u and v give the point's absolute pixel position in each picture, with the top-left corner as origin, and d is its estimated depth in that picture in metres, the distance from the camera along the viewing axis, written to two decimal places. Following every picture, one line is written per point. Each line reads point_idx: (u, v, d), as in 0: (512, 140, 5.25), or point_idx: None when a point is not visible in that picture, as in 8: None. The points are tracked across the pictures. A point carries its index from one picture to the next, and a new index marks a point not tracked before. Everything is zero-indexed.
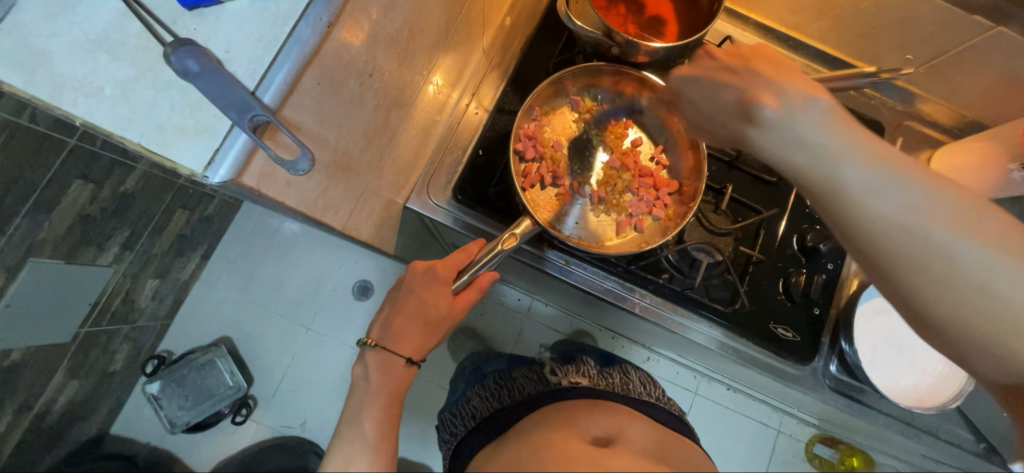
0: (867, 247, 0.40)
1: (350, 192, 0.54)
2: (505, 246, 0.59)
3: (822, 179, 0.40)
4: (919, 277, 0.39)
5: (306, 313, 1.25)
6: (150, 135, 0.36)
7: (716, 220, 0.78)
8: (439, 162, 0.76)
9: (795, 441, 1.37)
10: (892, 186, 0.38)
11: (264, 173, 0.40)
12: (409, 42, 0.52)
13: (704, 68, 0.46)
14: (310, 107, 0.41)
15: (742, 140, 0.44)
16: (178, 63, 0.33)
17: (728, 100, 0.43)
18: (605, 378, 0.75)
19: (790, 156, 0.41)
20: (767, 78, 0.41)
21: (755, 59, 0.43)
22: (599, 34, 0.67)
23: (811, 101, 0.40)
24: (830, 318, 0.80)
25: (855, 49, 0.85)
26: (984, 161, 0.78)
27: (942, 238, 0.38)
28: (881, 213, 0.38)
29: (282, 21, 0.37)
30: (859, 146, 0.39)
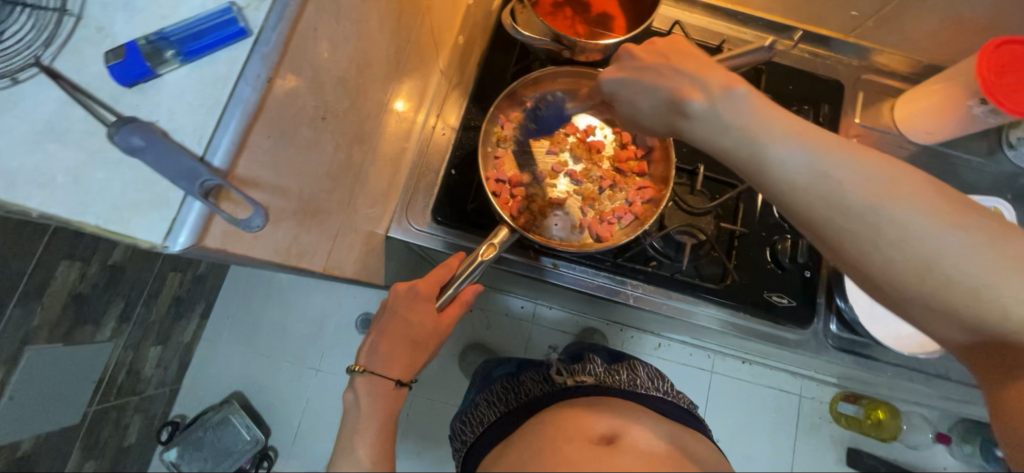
0: (795, 214, 0.42)
1: (325, 233, 0.55)
2: (486, 258, 0.59)
3: (749, 159, 0.42)
4: (856, 240, 0.40)
5: (314, 355, 1.25)
6: (108, 214, 0.36)
7: (694, 200, 0.78)
8: (415, 187, 0.77)
9: (819, 403, 1.37)
10: (813, 156, 0.40)
11: (229, 233, 0.40)
12: (359, 79, 0.53)
13: (630, 69, 0.47)
14: (266, 161, 0.41)
15: (681, 134, 0.46)
16: (123, 141, 0.34)
17: (660, 99, 0.45)
18: (611, 375, 0.75)
19: (720, 142, 0.43)
20: (693, 74, 0.43)
21: (674, 56, 0.45)
22: (548, 40, 0.69)
23: (731, 90, 0.42)
24: (822, 278, 0.81)
25: (801, 14, 0.87)
26: (946, 103, 0.80)
27: (860, 204, 0.39)
28: (809, 188, 0.40)
29: (222, 83, 0.38)
30: (781, 127, 0.41)
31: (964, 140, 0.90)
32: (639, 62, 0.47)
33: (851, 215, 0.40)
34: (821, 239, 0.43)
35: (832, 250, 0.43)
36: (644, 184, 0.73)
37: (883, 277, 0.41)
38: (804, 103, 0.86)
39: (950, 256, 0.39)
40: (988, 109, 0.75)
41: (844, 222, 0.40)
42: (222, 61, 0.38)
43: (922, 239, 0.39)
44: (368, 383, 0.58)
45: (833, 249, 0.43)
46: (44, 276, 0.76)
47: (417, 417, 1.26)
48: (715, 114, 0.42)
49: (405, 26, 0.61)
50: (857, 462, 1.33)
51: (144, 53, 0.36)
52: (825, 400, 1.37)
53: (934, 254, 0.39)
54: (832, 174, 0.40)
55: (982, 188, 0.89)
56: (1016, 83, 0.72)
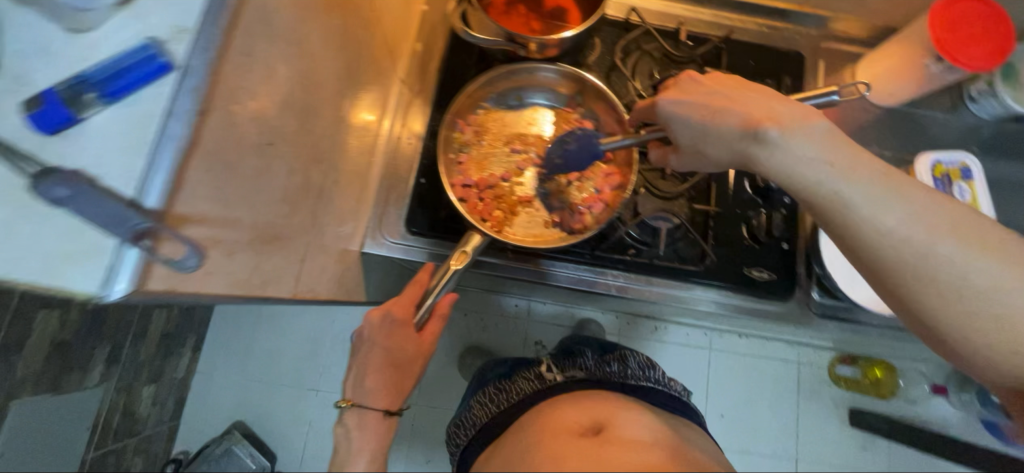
0: (860, 250, 0.46)
1: (291, 258, 0.54)
2: (459, 266, 0.59)
3: (828, 196, 0.46)
4: (925, 281, 0.44)
5: (313, 375, 1.24)
6: (46, 269, 0.35)
7: (666, 185, 0.78)
8: (386, 200, 0.77)
9: (817, 369, 1.40)
10: (888, 198, 0.45)
11: (174, 276, 0.39)
12: (308, 99, 0.52)
13: (702, 98, 0.52)
14: (209, 195, 0.40)
15: (750, 163, 0.49)
16: (45, 193, 0.31)
17: (735, 127, 0.49)
18: (603, 367, 0.76)
19: (802, 175, 0.46)
20: (766, 104, 0.48)
21: (744, 92, 0.51)
22: (502, 40, 0.69)
23: (809, 124, 0.46)
24: (799, 249, 0.82)
25: None
26: (905, 63, 0.81)
27: (929, 243, 0.44)
28: (887, 227, 0.44)
29: (146, 123, 0.37)
30: (859, 167, 0.45)
31: (928, 99, 0.91)
32: (709, 95, 0.52)
33: (915, 253, 0.44)
34: (876, 275, 0.47)
35: (884, 284, 0.47)
36: (611, 171, 0.72)
37: (932, 312, 0.45)
38: (766, 77, 0.86)
39: (994, 292, 0.44)
40: (944, 66, 0.76)
41: (906, 258, 0.44)
42: (146, 101, 0.37)
43: (973, 275, 0.44)
44: (357, 414, 0.57)
45: (886, 285, 0.47)
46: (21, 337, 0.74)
47: (422, 427, 1.26)
48: (795, 143, 0.46)
49: (353, 43, 0.60)
50: (859, 421, 1.35)
51: (63, 99, 0.35)
52: (822, 365, 1.41)
53: (981, 289, 0.44)
54: (903, 213, 0.44)
55: (948, 144, 0.90)
56: (970, 37, 0.72)
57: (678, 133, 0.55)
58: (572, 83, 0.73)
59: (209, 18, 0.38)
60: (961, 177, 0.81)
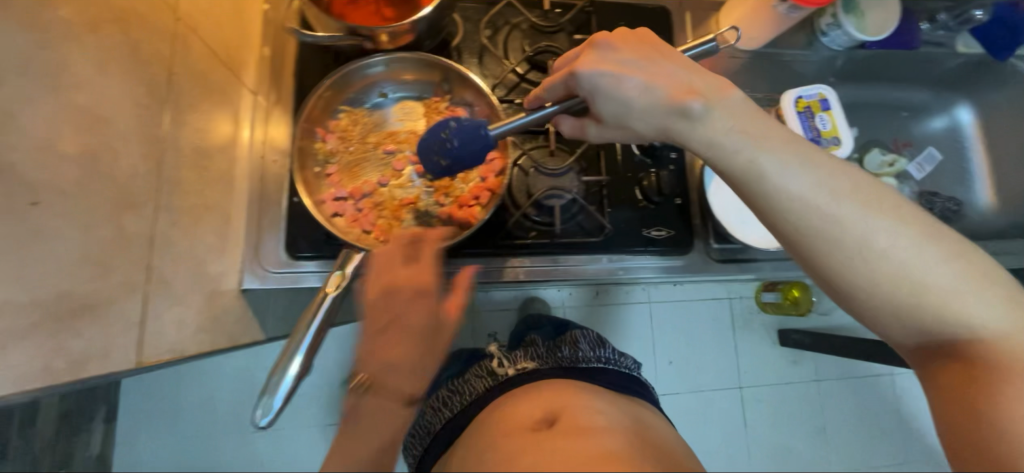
0: (770, 216, 0.49)
1: (123, 324, 0.46)
2: (334, 289, 0.56)
3: (743, 164, 0.49)
4: (830, 244, 0.47)
5: None
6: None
7: (555, 161, 0.77)
8: (258, 227, 0.69)
9: (746, 300, 1.50)
10: (796, 166, 0.48)
11: None
12: (99, 134, 0.43)
13: (634, 61, 0.53)
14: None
15: (674, 136, 0.53)
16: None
17: (660, 96, 0.51)
18: (554, 353, 0.75)
19: (721, 143, 0.50)
20: (691, 79, 0.52)
21: (672, 61, 0.54)
22: (344, 35, 0.62)
23: (724, 95, 0.51)
24: (693, 201, 0.85)
25: None
26: (758, 7, 0.83)
27: (832, 206, 0.47)
28: (793, 192, 0.47)
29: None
30: (770, 140, 0.49)
31: (787, 38, 0.96)
32: (629, 62, 0.53)
33: (819, 216, 0.47)
34: (789, 242, 0.49)
35: (795, 251, 0.49)
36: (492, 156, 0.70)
37: (840, 277, 0.47)
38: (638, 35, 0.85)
39: (895, 255, 0.46)
40: (789, 6, 0.79)
41: (811, 222, 0.47)
42: None
43: (874, 240, 0.46)
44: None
45: (798, 251, 0.49)
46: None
47: None
48: (714, 111, 0.50)
49: (155, 59, 0.49)
50: (786, 338, 1.49)
51: None
52: (750, 295, 1.50)
53: (882, 253, 0.46)
54: (807, 180, 0.47)
55: (808, 78, 0.96)
56: None
57: (600, 106, 0.54)
58: (434, 71, 0.68)
59: None
60: (820, 108, 0.87)
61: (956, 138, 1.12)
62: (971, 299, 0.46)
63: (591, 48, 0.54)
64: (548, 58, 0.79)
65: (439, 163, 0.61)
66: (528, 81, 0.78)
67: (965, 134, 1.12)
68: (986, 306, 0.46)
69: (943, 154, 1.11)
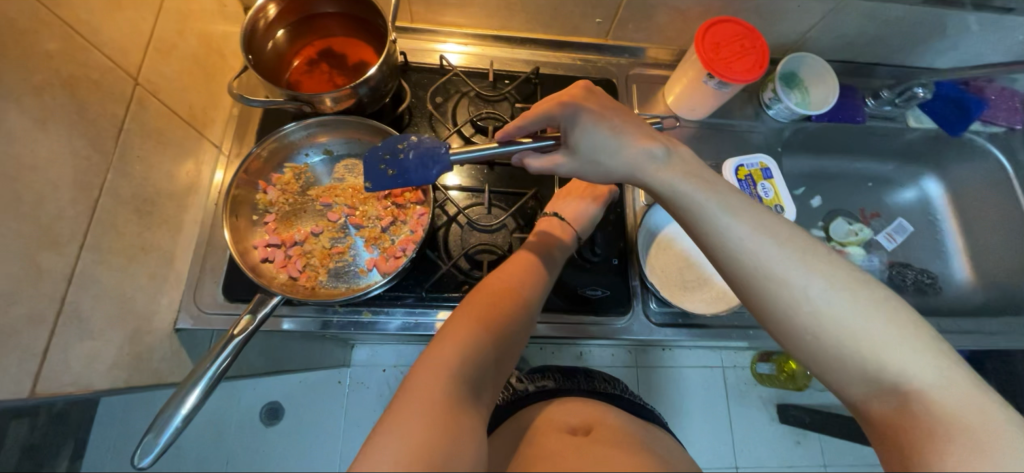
0: (717, 258, 0.50)
1: (22, 353, 0.49)
2: (242, 330, 0.59)
3: (690, 204, 0.52)
4: (769, 289, 0.46)
5: (217, 461, 1.35)
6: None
7: (489, 218, 0.80)
8: (201, 269, 0.73)
9: (741, 370, 1.42)
10: (738, 209, 0.49)
11: None
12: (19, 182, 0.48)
13: (611, 107, 0.60)
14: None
15: (637, 175, 0.57)
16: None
17: (629, 138, 0.57)
18: (572, 378, 0.73)
19: (673, 186, 0.54)
20: (658, 135, 0.58)
21: (631, 116, 0.60)
22: (285, 100, 0.68)
23: (679, 148, 0.57)
24: (633, 261, 0.85)
25: (559, 28, 0.93)
26: (693, 82, 0.89)
27: (770, 252, 0.46)
28: (731, 233, 0.48)
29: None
30: (716, 186, 0.52)
31: (737, 109, 1.00)
32: (608, 111, 0.59)
33: (756, 260, 0.47)
34: (736, 287, 0.50)
35: (742, 295, 0.49)
36: (422, 210, 0.74)
37: (782, 322, 0.46)
38: None
39: (836, 307, 0.44)
40: (717, 81, 0.84)
41: (748, 263, 0.47)
42: None
43: (815, 290, 0.44)
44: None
45: (744, 296, 0.49)
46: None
47: None
48: (678, 156, 0.56)
49: (101, 118, 0.57)
50: (786, 415, 1.38)
51: None
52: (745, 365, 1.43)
53: (824, 304, 0.44)
54: (749, 228, 0.48)
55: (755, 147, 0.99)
56: (730, 56, 0.81)
57: (577, 137, 0.59)
58: (372, 132, 0.74)
59: None
60: (762, 177, 0.89)
61: (928, 211, 1.10)
62: (915, 362, 0.42)
63: (579, 87, 0.60)
64: (491, 123, 0.85)
65: (386, 170, 0.66)
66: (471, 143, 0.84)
67: (936, 207, 1.10)
68: (935, 373, 0.42)
69: (915, 226, 1.09)
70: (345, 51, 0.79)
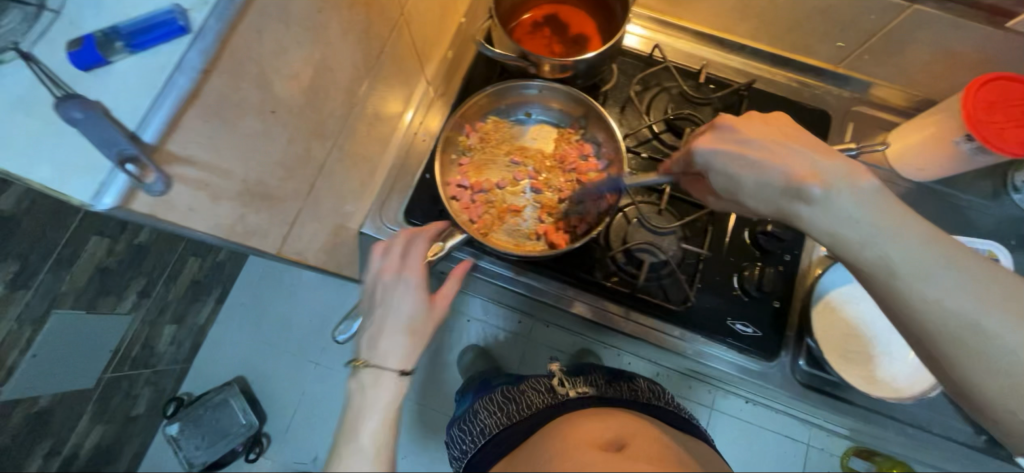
0: (899, 310, 0.48)
1: (280, 219, 0.57)
2: (433, 255, 0.64)
3: (870, 255, 0.47)
4: (964, 347, 0.46)
5: (313, 349, 1.40)
6: (26, 163, 0.35)
7: (660, 220, 0.78)
8: (391, 188, 0.82)
9: (827, 455, 1.26)
10: (931, 256, 0.45)
11: (161, 202, 0.39)
12: (319, 80, 0.54)
13: (760, 134, 0.50)
14: (199, 140, 0.40)
15: (792, 217, 0.50)
16: (64, 113, 0.33)
17: (777, 180, 0.48)
18: (612, 387, 0.80)
19: (845, 235, 0.47)
20: (814, 160, 0.47)
21: (787, 139, 0.49)
22: (516, 57, 0.71)
23: (854, 180, 0.46)
24: (794, 310, 0.79)
25: (787, 43, 0.86)
26: (938, 138, 0.77)
27: (972, 306, 0.45)
28: (924, 292, 0.45)
29: (160, 71, 0.37)
30: (903, 225, 0.46)
31: (966, 181, 0.86)
32: (750, 140, 0.50)
33: (956, 316, 0.45)
34: (917, 336, 0.48)
35: (929, 354, 0.49)
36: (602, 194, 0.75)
37: (971, 383, 0.47)
38: None
39: None
40: (975, 145, 0.72)
41: (948, 321, 0.45)
42: (162, 55, 0.37)
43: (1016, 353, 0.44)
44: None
45: (925, 346, 0.48)
46: (31, 242, 0.82)
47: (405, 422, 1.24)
48: (841, 200, 0.46)
49: (378, 37, 0.64)
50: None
51: (97, 43, 0.35)
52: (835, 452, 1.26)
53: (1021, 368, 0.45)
54: (944, 281, 0.45)
55: (978, 230, 0.84)
56: (1005, 120, 0.69)
57: (713, 180, 0.54)
58: (579, 107, 0.76)
59: None
60: None
61: None
62: None
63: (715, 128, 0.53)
64: (685, 125, 0.82)
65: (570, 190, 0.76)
66: (660, 139, 0.82)
67: None
68: None
69: None
70: (569, 21, 0.80)
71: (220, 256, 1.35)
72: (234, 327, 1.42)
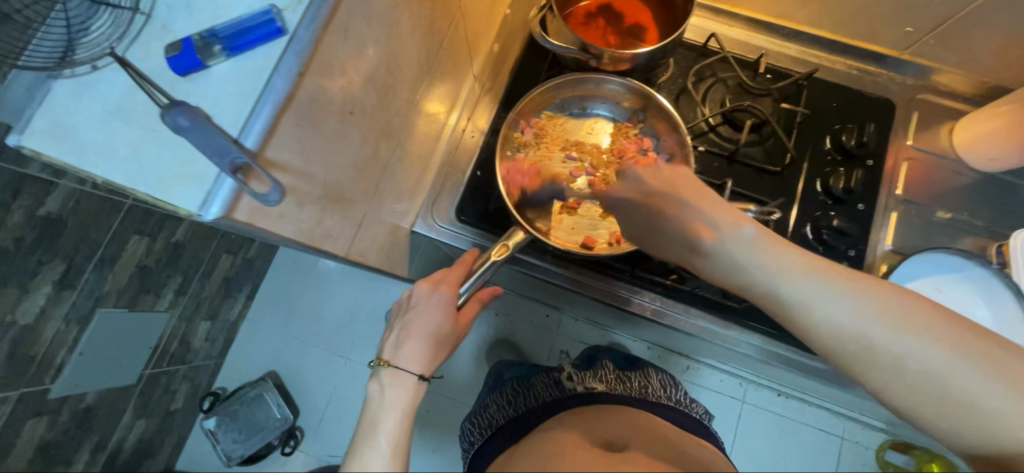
0: (812, 343, 0.48)
1: (349, 221, 0.55)
2: (497, 256, 0.69)
3: (766, 293, 0.49)
4: (893, 380, 0.43)
5: (344, 343, 1.36)
6: (128, 172, 0.34)
7: None
8: (441, 186, 0.81)
9: (862, 448, 1.20)
10: (826, 288, 0.46)
11: (256, 208, 0.38)
12: (389, 78, 0.52)
13: (651, 188, 0.60)
14: (292, 145, 0.39)
15: (696, 267, 0.56)
16: (171, 121, 0.32)
17: (678, 230, 0.56)
18: (623, 382, 0.80)
19: (746, 275, 0.50)
20: (706, 215, 0.54)
21: (676, 190, 0.57)
22: (576, 50, 0.69)
23: (737, 228, 0.51)
24: None
25: (850, 29, 0.82)
26: (1010, 128, 0.74)
27: (881, 334, 0.43)
28: (823, 320, 0.45)
29: (258, 75, 0.36)
30: (790, 264, 0.48)
31: None
32: (654, 195, 0.59)
33: (862, 347, 0.44)
34: (849, 371, 0.46)
35: (872, 390, 0.46)
36: None
37: (913, 417, 0.44)
38: (848, 120, 0.81)
39: (993, 403, 0.40)
40: None
41: (851, 351, 0.45)
42: (260, 57, 0.36)
43: (956, 388, 0.41)
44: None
45: (863, 383, 0.46)
46: (77, 241, 0.80)
47: (437, 413, 1.23)
48: (725, 248, 0.51)
49: (440, 31, 0.62)
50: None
51: (197, 47, 0.35)
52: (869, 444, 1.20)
53: (964, 405, 0.41)
54: (846, 310, 0.45)
55: None
56: None
57: (641, 234, 0.62)
58: (638, 100, 0.74)
59: None
60: None
61: None
62: None
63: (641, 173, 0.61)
64: (743, 117, 0.79)
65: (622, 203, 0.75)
66: (716, 133, 0.80)
67: None
68: None
69: None
70: (624, 10, 0.78)
71: (252, 252, 1.29)
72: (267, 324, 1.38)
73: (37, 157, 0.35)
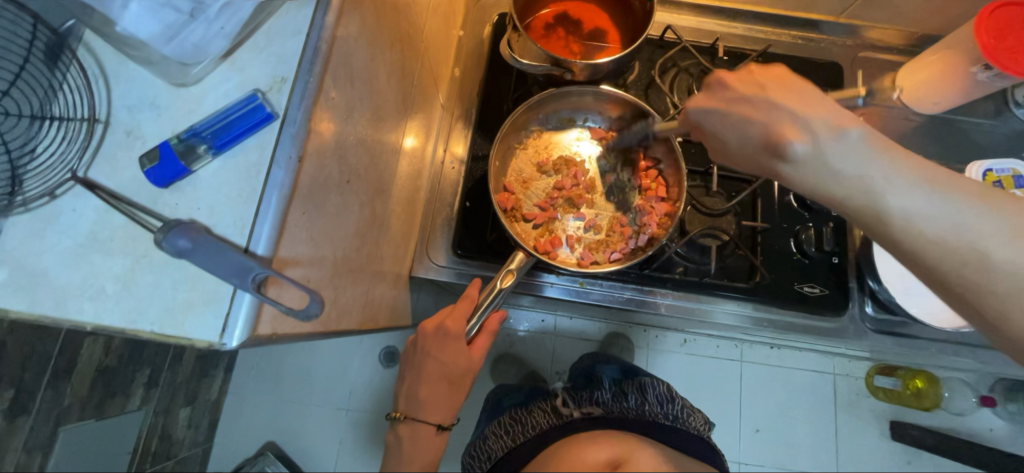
0: (899, 252, 0.44)
1: (359, 287, 0.51)
2: (505, 284, 0.64)
3: (865, 204, 0.43)
4: (971, 281, 0.42)
5: (341, 396, 1.23)
6: (124, 311, 0.32)
7: (712, 202, 0.78)
8: (432, 224, 0.78)
9: (853, 380, 1.18)
10: (929, 198, 0.41)
11: (278, 315, 0.35)
12: (375, 132, 0.49)
13: (720, 99, 0.46)
14: (302, 236, 0.36)
15: (773, 173, 0.46)
16: (170, 246, 0.30)
17: (755, 135, 0.44)
18: (619, 403, 0.78)
19: (831, 189, 0.43)
20: (796, 112, 0.42)
21: (767, 85, 0.44)
22: (548, 65, 0.68)
23: (839, 131, 0.42)
24: (850, 260, 0.80)
25: (789, 2, 0.86)
26: (945, 72, 0.80)
27: (976, 242, 0.41)
28: (928, 232, 0.41)
29: (254, 172, 0.33)
30: (898, 170, 0.42)
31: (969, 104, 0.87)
32: (730, 97, 0.45)
33: (959, 254, 0.41)
34: (924, 277, 0.44)
35: (938, 287, 0.44)
36: (662, 196, 0.74)
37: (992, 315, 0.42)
38: None
39: None
40: (993, 73, 0.73)
41: (949, 261, 0.41)
42: (253, 149, 0.33)
43: None
44: (408, 426, 0.66)
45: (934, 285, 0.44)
46: (22, 360, 0.69)
47: (455, 447, 1.14)
48: (820, 155, 0.42)
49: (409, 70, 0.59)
50: (902, 434, 1.13)
51: (177, 152, 0.32)
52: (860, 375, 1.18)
53: None
54: (948, 216, 0.41)
55: (996, 149, 0.86)
56: (1017, 44, 0.70)
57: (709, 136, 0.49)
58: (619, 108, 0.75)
59: (306, 65, 0.34)
60: (1014, 185, 0.77)
61: None
62: None
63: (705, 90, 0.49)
64: None
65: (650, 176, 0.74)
66: None
67: None
68: None
69: None
70: (582, 17, 0.77)
71: None
72: (253, 396, 1.23)
73: (5, 314, 0.32)
